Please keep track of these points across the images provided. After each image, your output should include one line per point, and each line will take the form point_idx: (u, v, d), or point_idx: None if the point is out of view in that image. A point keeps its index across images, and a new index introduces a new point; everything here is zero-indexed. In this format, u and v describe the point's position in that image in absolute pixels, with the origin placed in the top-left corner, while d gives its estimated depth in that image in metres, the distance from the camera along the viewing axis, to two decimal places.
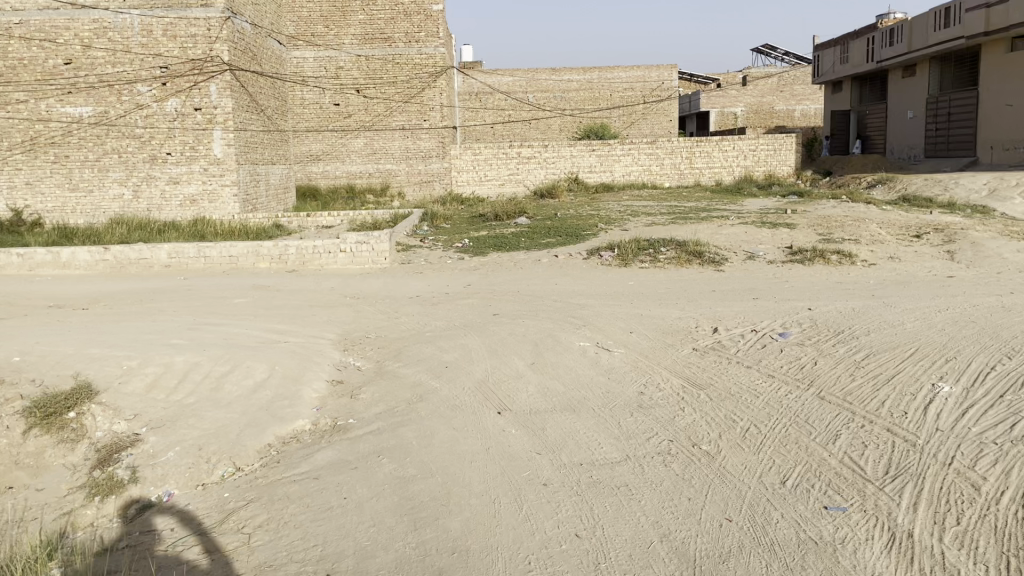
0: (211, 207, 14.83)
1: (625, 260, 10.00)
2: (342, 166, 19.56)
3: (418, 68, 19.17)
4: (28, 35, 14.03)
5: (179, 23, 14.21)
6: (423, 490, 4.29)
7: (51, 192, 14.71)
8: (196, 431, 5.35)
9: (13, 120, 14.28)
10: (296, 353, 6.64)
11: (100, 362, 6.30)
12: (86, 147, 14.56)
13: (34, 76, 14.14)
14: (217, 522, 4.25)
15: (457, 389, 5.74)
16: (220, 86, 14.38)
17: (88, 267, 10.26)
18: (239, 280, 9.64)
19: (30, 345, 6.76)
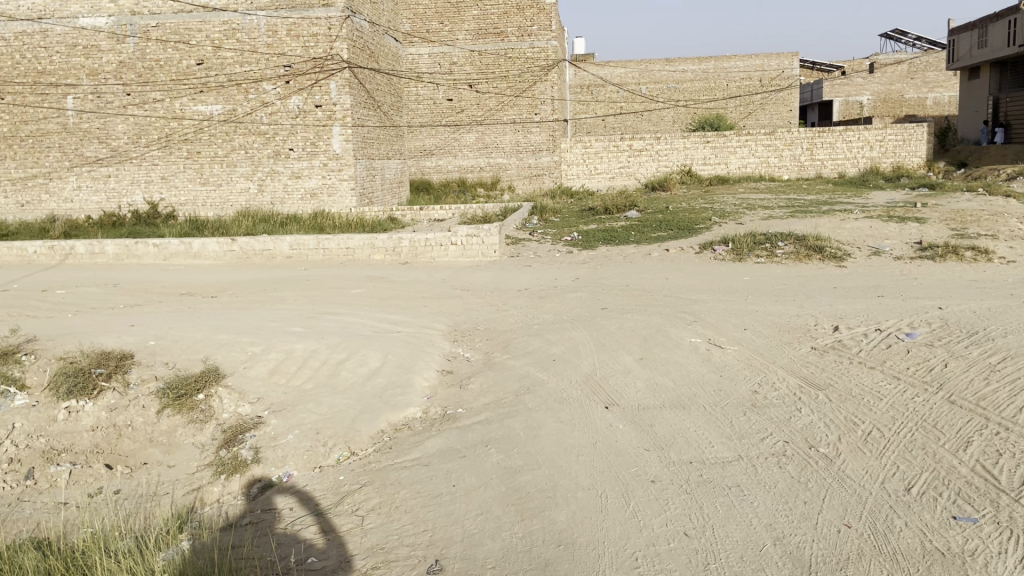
0: (330, 200, 15.39)
1: (740, 254, 9.75)
2: (454, 161, 19.88)
3: (530, 62, 19.24)
4: (164, 37, 14.93)
5: (302, 23, 14.75)
6: (530, 481, 4.31)
7: (184, 187, 15.59)
8: (314, 416, 5.59)
9: (150, 118, 15.25)
10: (408, 343, 6.79)
11: (227, 347, 6.67)
12: (216, 144, 15.37)
13: (169, 77, 15.07)
14: (334, 503, 4.42)
15: (565, 383, 5.74)
16: (340, 83, 14.88)
17: (217, 257, 10.83)
18: (354, 271, 9.96)
19: (164, 330, 7.21)
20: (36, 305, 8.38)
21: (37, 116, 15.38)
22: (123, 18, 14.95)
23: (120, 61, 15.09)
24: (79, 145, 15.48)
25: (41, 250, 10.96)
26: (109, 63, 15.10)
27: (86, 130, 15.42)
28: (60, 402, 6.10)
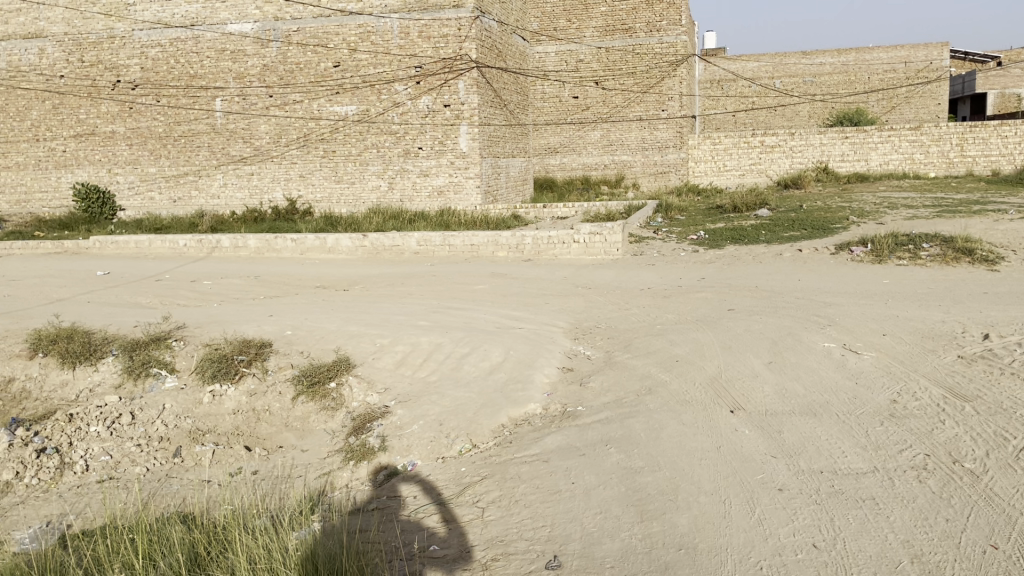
0: (456, 198, 15.69)
1: (880, 255, 9.27)
2: (578, 158, 19.85)
3: (658, 57, 18.94)
4: (304, 41, 15.68)
5: (432, 24, 15.10)
6: (651, 483, 4.26)
7: (320, 184, 16.31)
8: (437, 408, 5.74)
9: (290, 119, 16.07)
10: (530, 339, 6.85)
11: (357, 338, 6.95)
12: (350, 143, 15.99)
13: (308, 79, 15.83)
14: (455, 493, 4.52)
15: (688, 385, 5.63)
16: (468, 83, 15.15)
17: (349, 252, 11.28)
18: (478, 267, 10.13)
19: (299, 320, 7.59)
20: (186, 294, 8.99)
21: (189, 117, 16.52)
22: (267, 24, 15.78)
23: (264, 64, 15.95)
24: (226, 144, 16.50)
25: (190, 243, 11.73)
26: (254, 66, 16.00)
27: (232, 130, 16.43)
28: (206, 385, 6.54)
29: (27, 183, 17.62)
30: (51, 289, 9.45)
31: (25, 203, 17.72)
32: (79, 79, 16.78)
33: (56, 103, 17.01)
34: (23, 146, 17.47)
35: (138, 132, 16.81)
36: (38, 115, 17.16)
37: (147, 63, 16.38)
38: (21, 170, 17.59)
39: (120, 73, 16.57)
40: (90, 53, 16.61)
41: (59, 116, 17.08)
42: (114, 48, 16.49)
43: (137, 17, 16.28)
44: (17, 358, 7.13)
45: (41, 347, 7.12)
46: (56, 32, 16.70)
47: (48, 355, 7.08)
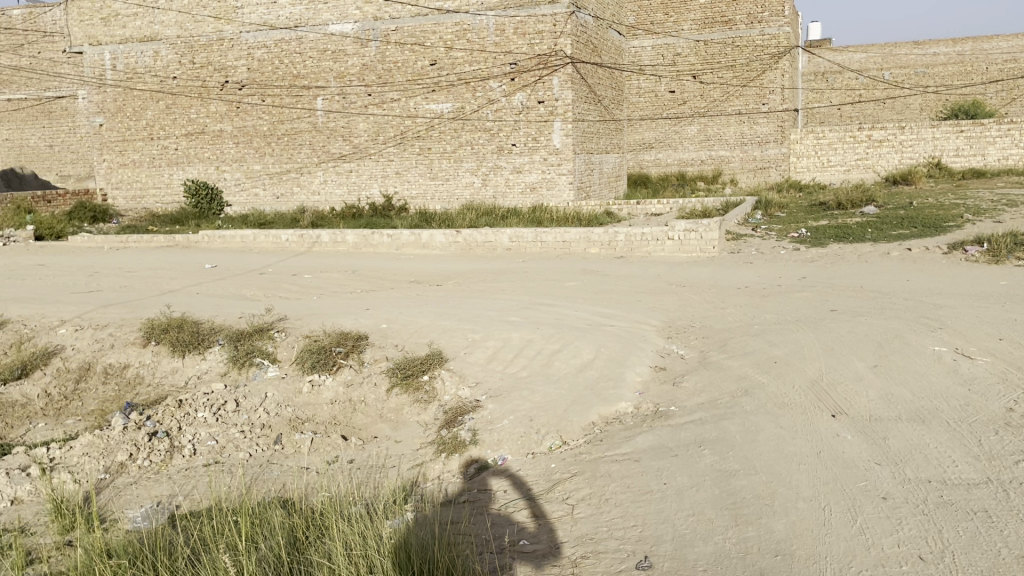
0: (549, 194, 15.67)
1: (996, 255, 8.78)
2: (674, 154, 19.57)
3: (759, 50, 18.44)
4: (401, 40, 15.99)
5: (529, 21, 15.13)
6: (746, 486, 4.16)
7: (416, 181, 16.60)
8: (527, 403, 5.77)
9: (388, 117, 16.42)
10: (622, 337, 6.79)
11: (450, 333, 7.06)
12: (445, 140, 16.21)
13: (405, 78, 16.13)
14: (545, 489, 4.53)
15: (787, 387, 5.47)
16: (563, 79, 15.11)
17: (443, 248, 11.45)
18: (571, 263, 10.10)
19: (394, 314, 7.76)
20: (288, 287, 9.30)
21: (292, 116, 17.12)
22: (366, 24, 16.16)
23: (363, 63, 16.35)
24: (327, 143, 17.02)
25: (292, 238, 12.14)
26: (354, 66, 16.43)
27: (333, 128, 16.93)
28: (305, 375, 6.77)
29: (142, 180, 18.62)
30: (163, 280, 9.94)
31: (140, 199, 18.68)
32: (191, 80, 17.65)
33: (169, 103, 17.94)
34: (139, 145, 18.48)
35: (244, 130, 17.53)
36: (153, 115, 18.14)
37: (253, 64, 17.08)
38: (137, 167, 18.60)
39: (228, 74, 17.34)
40: (201, 54, 17.44)
41: (173, 116, 17.99)
42: (223, 50, 17.27)
43: (245, 20, 16.98)
44: (132, 345, 7.54)
45: (153, 335, 7.51)
46: (170, 35, 17.60)
47: (160, 343, 7.46)
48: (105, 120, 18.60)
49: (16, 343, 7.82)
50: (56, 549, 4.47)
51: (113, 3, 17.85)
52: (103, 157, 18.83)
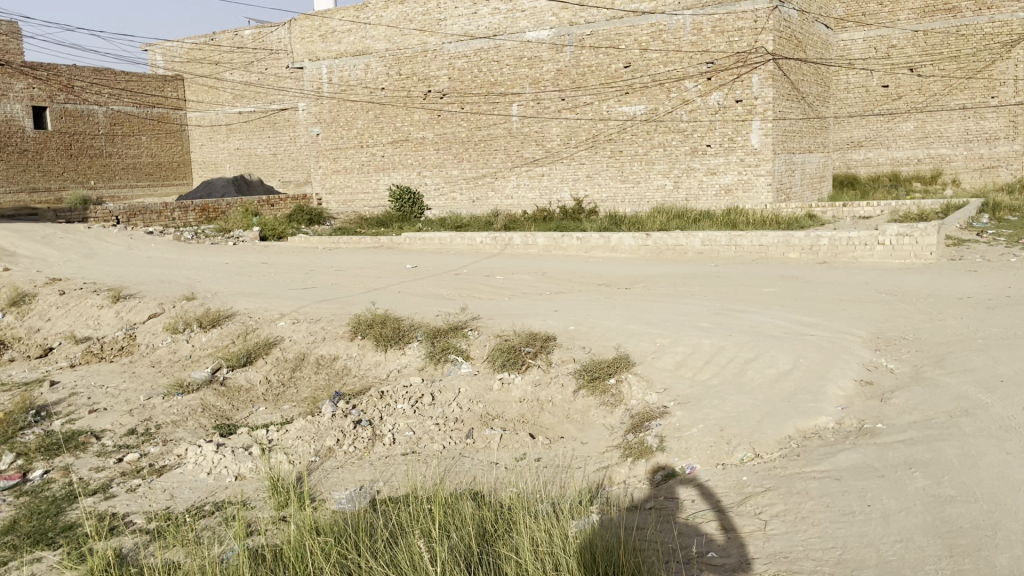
0: (745, 196, 15.07)
1: None
2: (887, 153, 18.31)
3: (988, 38, 16.76)
4: (597, 44, 16.10)
5: (727, 18, 14.67)
6: (964, 515, 3.79)
7: (607, 184, 16.61)
8: (717, 412, 5.61)
9: (580, 121, 16.59)
10: (823, 347, 6.42)
11: (639, 337, 7.02)
12: (638, 142, 16.08)
13: (599, 81, 16.20)
14: (736, 502, 4.38)
15: (1015, 409, 4.92)
16: (763, 76, 14.49)
17: (633, 251, 11.40)
18: (768, 268, 9.70)
19: (583, 316, 7.82)
20: (482, 287, 9.64)
21: (489, 122, 17.76)
22: (562, 29, 16.45)
23: (558, 69, 16.63)
24: (520, 147, 17.46)
25: (486, 240, 12.57)
26: (549, 71, 16.75)
27: (526, 133, 17.34)
28: (496, 373, 6.99)
29: (352, 185, 20.06)
30: (369, 279, 10.64)
31: (350, 203, 20.12)
32: (397, 90, 18.82)
33: (377, 113, 19.24)
34: (351, 152, 19.93)
35: (444, 137, 18.45)
36: (363, 124, 19.56)
37: (454, 73, 17.92)
38: (348, 173, 20.06)
39: (431, 83, 18.32)
40: (406, 66, 18.56)
41: (382, 124, 19.26)
42: (426, 61, 18.27)
43: (447, 31, 17.84)
44: (340, 339, 8.14)
45: (359, 330, 8.06)
46: (380, 49, 18.86)
47: (365, 337, 8.00)
48: (322, 130, 20.25)
49: (243, 333, 8.65)
50: (272, 522, 4.90)
51: (330, 21, 19.39)
52: (319, 164, 20.50)
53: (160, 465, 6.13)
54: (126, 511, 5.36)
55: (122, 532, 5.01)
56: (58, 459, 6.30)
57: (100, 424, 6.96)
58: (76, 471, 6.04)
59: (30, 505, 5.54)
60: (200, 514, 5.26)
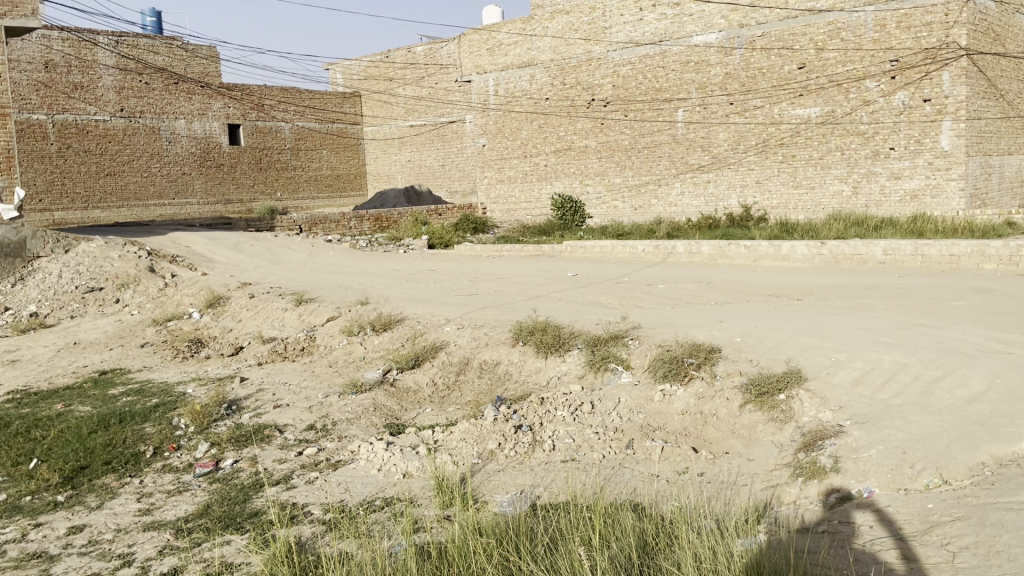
0: (933, 202, 14.02)
1: None
2: None
3: None
4: (768, 45, 15.58)
5: (914, 12, 13.72)
6: None
7: (777, 190, 15.98)
8: (899, 434, 5.24)
9: (750, 125, 16.09)
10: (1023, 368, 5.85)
11: (812, 352, 6.70)
12: (812, 146, 15.35)
13: (771, 84, 15.65)
14: (919, 531, 4.06)
15: None
16: (955, 73, 13.40)
17: (805, 260, 10.90)
18: (959, 280, 8.99)
19: (751, 328, 7.57)
20: (646, 296, 9.55)
21: (653, 129, 17.61)
22: (732, 32, 16.06)
23: (726, 72, 16.25)
24: (686, 153, 17.17)
25: (648, 248, 12.45)
26: (716, 75, 16.40)
27: (692, 139, 17.04)
28: (658, 384, 6.89)
29: (516, 195, 20.50)
30: (532, 286, 10.79)
31: (514, 211, 20.56)
32: (561, 100, 19.07)
33: (542, 123, 19.57)
34: (515, 162, 20.38)
35: (607, 145, 18.48)
36: (527, 135, 19.97)
37: (619, 80, 17.94)
38: (513, 183, 20.52)
39: (595, 92, 18.44)
40: (571, 75, 18.77)
41: (546, 134, 19.58)
42: (591, 69, 18.40)
43: (613, 40, 17.90)
44: (503, 344, 8.31)
45: (522, 337, 8.20)
46: (545, 59, 19.17)
47: (526, 344, 8.13)
48: (488, 141, 20.84)
49: (411, 336, 9.01)
50: (437, 521, 5.06)
51: (498, 34, 19.94)
52: (485, 174, 21.08)
53: (335, 460, 6.49)
54: (304, 501, 5.71)
55: (301, 522, 5.34)
56: (247, 450, 6.81)
57: (283, 419, 7.47)
58: (262, 462, 6.51)
59: (221, 491, 6.02)
60: (371, 508, 5.51)
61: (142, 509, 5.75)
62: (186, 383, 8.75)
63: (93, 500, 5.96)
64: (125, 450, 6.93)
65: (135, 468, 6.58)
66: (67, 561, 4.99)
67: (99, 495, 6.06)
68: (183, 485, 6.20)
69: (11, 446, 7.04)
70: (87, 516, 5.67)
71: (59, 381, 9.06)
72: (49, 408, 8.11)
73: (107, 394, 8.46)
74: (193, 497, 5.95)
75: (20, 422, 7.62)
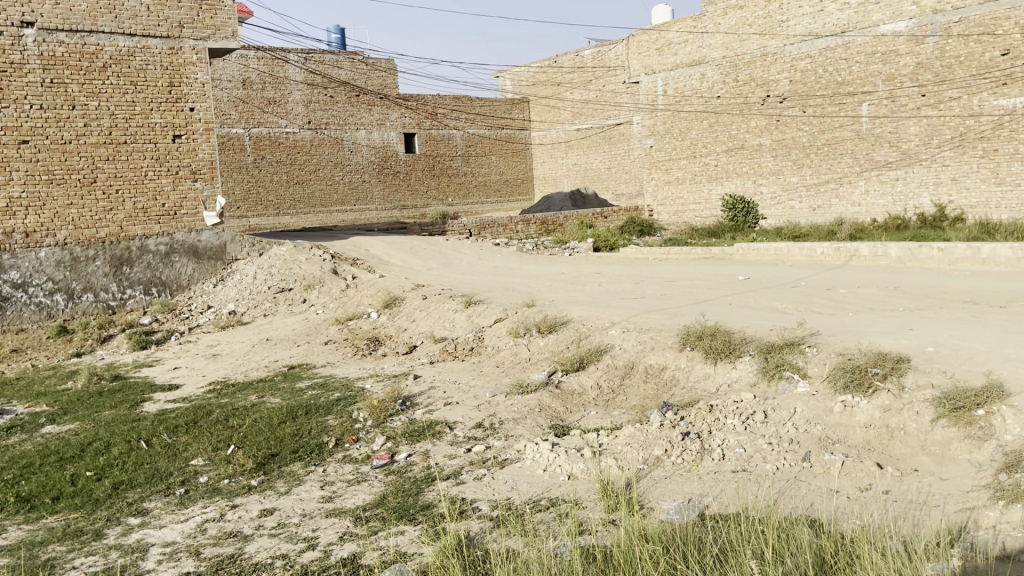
0: None
1: None
2: None
3: None
4: (967, 31, 14.42)
5: None
6: None
7: (975, 188, 14.68)
8: None
9: (944, 118, 14.94)
10: None
11: (1017, 364, 6.11)
12: (1018, 139, 13.95)
13: (969, 72, 14.46)
14: None
15: None
16: None
17: (1009, 263, 9.96)
18: None
19: (945, 337, 7.01)
20: (824, 301, 9.06)
21: (834, 125, 16.75)
22: (924, 19, 15.03)
23: (917, 62, 15.21)
24: (871, 150, 16.19)
25: (829, 250, 11.83)
26: (906, 65, 15.38)
27: (878, 135, 16.04)
28: (838, 394, 6.51)
29: (684, 196, 20.10)
30: (701, 290, 10.53)
31: (682, 212, 20.16)
32: (734, 97, 18.54)
33: (713, 122, 19.10)
34: (684, 163, 19.99)
35: (783, 143, 17.77)
36: (697, 134, 19.54)
37: (796, 75, 17.25)
38: (680, 184, 20.14)
39: (770, 88, 17.82)
40: (745, 72, 18.23)
41: (717, 133, 19.08)
42: (767, 65, 17.81)
43: (791, 33, 17.25)
44: (670, 349, 8.16)
45: (690, 341, 8.01)
46: (717, 57, 18.72)
47: (694, 349, 7.94)
48: (655, 142, 20.57)
49: (576, 339, 9.03)
50: (602, 524, 5.04)
51: (667, 33, 19.66)
52: (652, 176, 20.82)
53: (502, 458, 6.61)
54: (473, 497, 5.86)
55: (470, 517, 5.48)
56: (419, 444, 7.09)
57: (452, 416, 7.71)
58: (433, 457, 6.76)
59: (396, 483, 6.29)
60: (537, 508, 5.57)
61: (325, 496, 6.12)
62: (364, 379, 9.24)
63: (281, 485, 6.41)
64: (310, 440, 7.40)
65: (318, 457, 7.02)
66: (258, 541, 5.38)
67: (287, 481, 6.50)
68: (362, 475, 6.54)
69: (212, 432, 7.71)
70: (277, 501, 6.10)
71: (253, 374, 9.84)
72: (244, 399, 8.81)
73: (295, 388, 9.08)
74: (370, 487, 6.25)
75: (220, 411, 8.33)
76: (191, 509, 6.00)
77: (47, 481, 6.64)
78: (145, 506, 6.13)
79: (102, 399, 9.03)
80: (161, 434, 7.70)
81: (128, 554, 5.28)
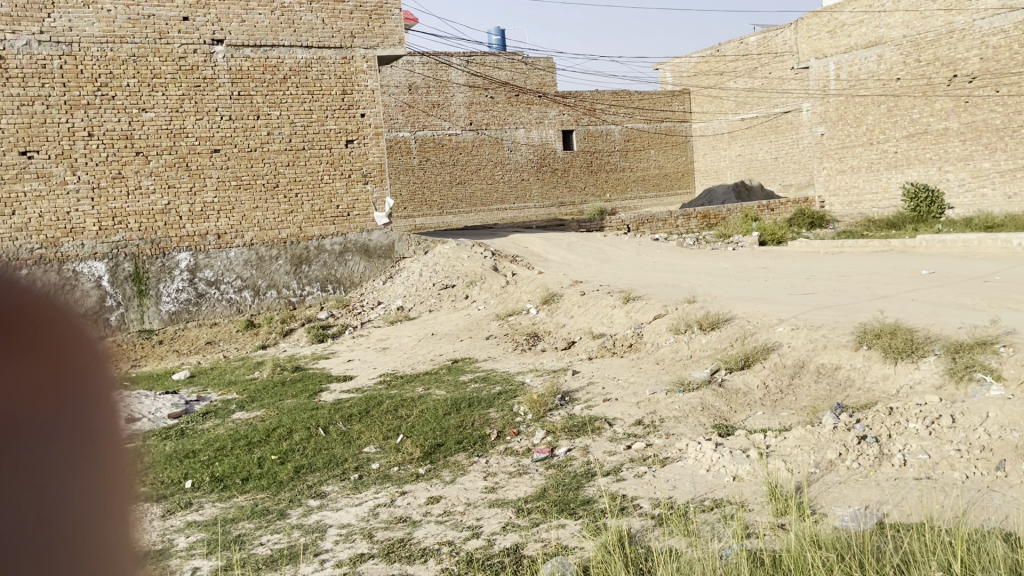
0: None
1: None
2: None
3: None
4: None
5: None
6: None
7: None
8: None
9: None
10: None
11: None
12: None
13: None
14: None
15: None
16: None
17: None
18: None
19: None
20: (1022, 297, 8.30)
21: None
22: None
23: None
24: None
25: None
26: None
27: None
28: None
29: (859, 185, 19.01)
30: (878, 285, 9.94)
31: (857, 203, 19.09)
32: (915, 79, 17.35)
33: (891, 105, 17.96)
34: (859, 150, 18.92)
35: (973, 126, 16.47)
36: (873, 120, 18.44)
37: (988, 52, 15.96)
38: (855, 173, 19.07)
39: (958, 67, 16.53)
40: (927, 51, 17.04)
41: (897, 117, 17.91)
42: (953, 42, 16.58)
43: (981, 6, 15.98)
44: (844, 348, 7.76)
45: (867, 340, 7.59)
46: (897, 36, 17.62)
47: (871, 348, 7.52)
48: (827, 129, 19.59)
49: (741, 336, 8.76)
50: (769, 528, 4.87)
51: (840, 15, 18.67)
52: (823, 164, 19.83)
53: (664, 457, 6.52)
54: (634, 494, 5.83)
55: (631, 513, 5.46)
56: (578, 440, 7.13)
57: (613, 412, 7.69)
58: (593, 453, 6.77)
59: (557, 476, 6.36)
60: (701, 508, 5.46)
61: (488, 487, 6.29)
62: (525, 373, 9.40)
63: (447, 474, 6.64)
64: (474, 431, 7.62)
65: (482, 449, 7.22)
66: (426, 527, 5.61)
67: (452, 471, 6.73)
68: (523, 468, 6.66)
69: (383, 421, 8.11)
70: (443, 489, 6.33)
71: (420, 367, 10.26)
72: (412, 390, 9.21)
73: (459, 381, 9.38)
74: (531, 480, 6.36)
75: (390, 401, 8.74)
76: (365, 494, 6.34)
77: (238, 462, 7.24)
78: (323, 489, 6.54)
79: (284, 388, 9.71)
80: (337, 422, 8.19)
81: (309, 533, 5.66)
